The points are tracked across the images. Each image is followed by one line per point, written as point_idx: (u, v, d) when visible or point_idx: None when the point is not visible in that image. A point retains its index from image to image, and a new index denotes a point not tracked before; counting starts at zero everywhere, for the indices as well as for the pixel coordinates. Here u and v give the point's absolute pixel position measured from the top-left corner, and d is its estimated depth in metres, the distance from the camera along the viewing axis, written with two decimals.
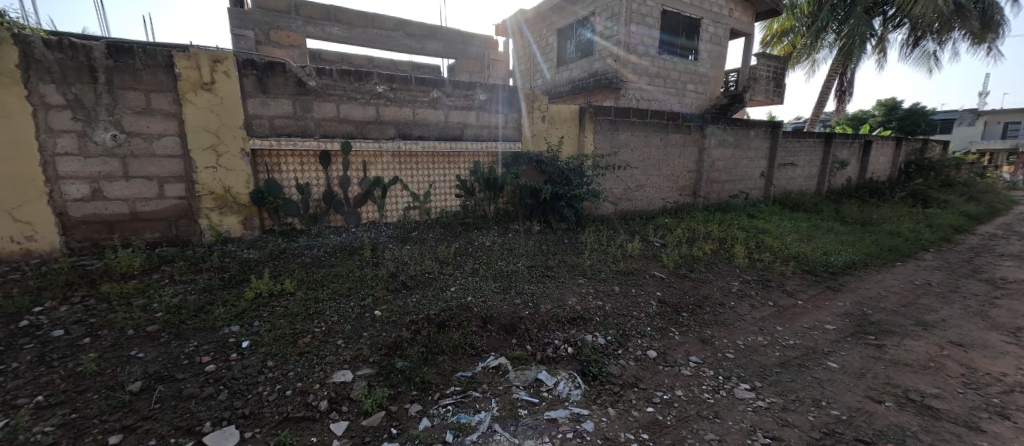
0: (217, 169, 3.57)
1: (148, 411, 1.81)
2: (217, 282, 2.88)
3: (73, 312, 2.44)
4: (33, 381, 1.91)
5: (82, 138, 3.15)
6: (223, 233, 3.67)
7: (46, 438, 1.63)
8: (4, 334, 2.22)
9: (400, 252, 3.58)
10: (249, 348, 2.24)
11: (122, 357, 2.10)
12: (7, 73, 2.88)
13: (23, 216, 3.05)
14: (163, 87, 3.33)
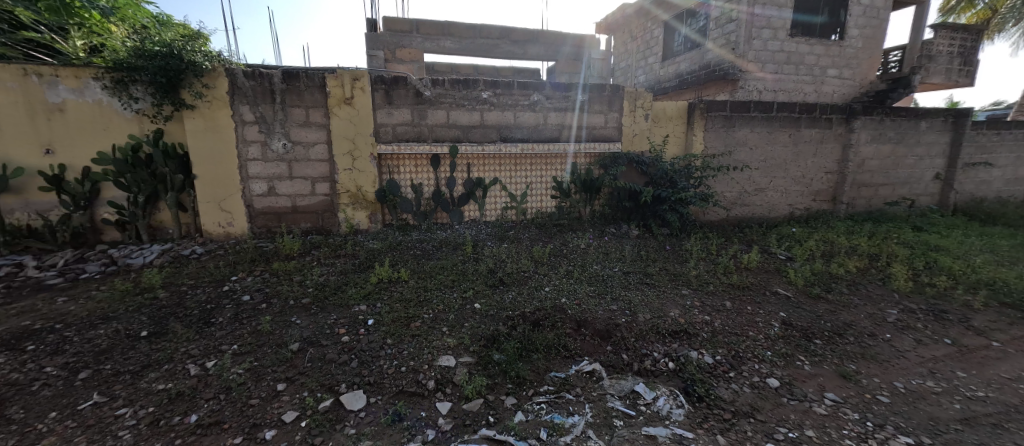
0: (352, 170, 4.18)
1: (302, 368, 2.21)
2: (350, 267, 3.39)
3: (253, 283, 3.12)
4: (232, 333, 2.50)
5: (264, 146, 3.99)
6: (355, 226, 4.31)
7: (238, 378, 2.11)
8: (215, 295, 2.95)
9: (498, 249, 3.75)
10: (374, 325, 2.58)
11: (286, 322, 2.61)
12: (221, 99, 3.82)
13: (227, 207, 4.01)
14: (317, 103, 4.01)
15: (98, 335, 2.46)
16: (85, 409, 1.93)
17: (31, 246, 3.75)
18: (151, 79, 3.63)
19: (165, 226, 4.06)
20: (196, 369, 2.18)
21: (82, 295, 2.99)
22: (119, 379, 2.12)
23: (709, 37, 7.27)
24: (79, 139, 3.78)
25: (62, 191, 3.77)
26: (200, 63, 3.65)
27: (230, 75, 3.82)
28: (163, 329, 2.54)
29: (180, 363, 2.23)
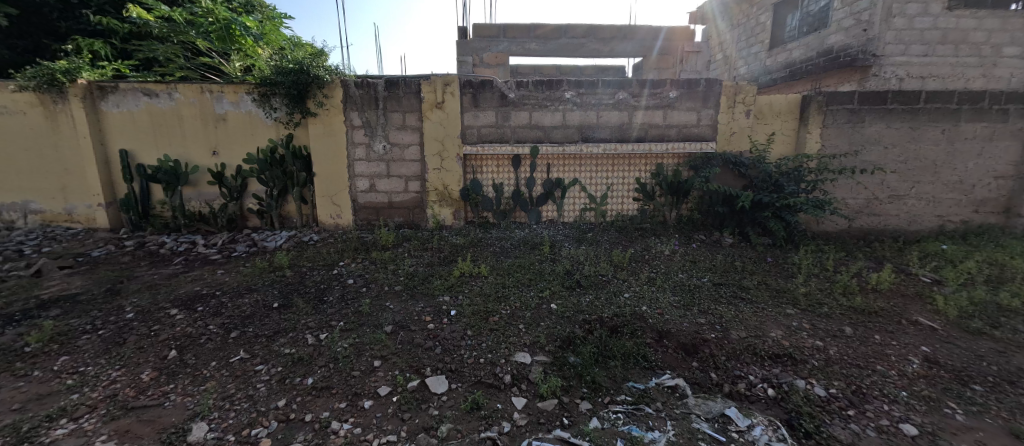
0: (440, 170, 4.45)
1: (394, 348, 2.42)
2: (436, 260, 3.62)
3: (356, 268, 3.50)
4: (340, 311, 2.84)
5: (367, 148, 4.43)
6: (441, 221, 4.57)
7: (344, 350, 2.39)
8: (327, 277, 3.37)
9: (576, 251, 3.68)
10: (456, 316, 2.73)
11: (382, 306, 2.88)
12: (337, 106, 4.33)
13: (337, 201, 4.55)
14: (413, 108, 4.33)
15: (244, 302, 2.99)
16: (234, 362, 2.36)
17: (200, 228, 4.68)
18: (286, 92, 4.25)
19: (291, 216, 4.75)
20: (312, 339, 2.52)
21: (232, 270, 3.65)
22: (257, 341, 2.54)
23: (831, 18, 6.18)
24: (237, 143, 4.59)
25: (222, 184, 4.65)
26: (322, 76, 4.18)
27: (344, 85, 4.31)
28: (288, 302, 2.98)
29: (301, 333, 2.59)
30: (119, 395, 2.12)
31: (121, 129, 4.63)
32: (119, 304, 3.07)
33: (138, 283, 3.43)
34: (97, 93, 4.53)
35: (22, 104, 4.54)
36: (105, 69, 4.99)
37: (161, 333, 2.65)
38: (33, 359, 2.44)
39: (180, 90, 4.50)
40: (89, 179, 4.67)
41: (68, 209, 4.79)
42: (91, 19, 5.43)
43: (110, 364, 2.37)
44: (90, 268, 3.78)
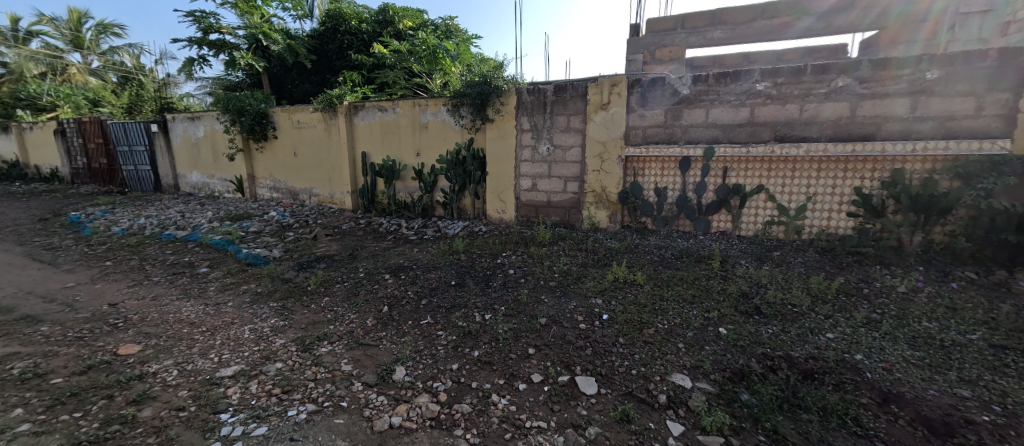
0: (600, 172, 4.38)
1: (547, 340, 2.51)
2: (590, 261, 3.59)
3: (516, 261, 3.76)
4: (501, 297, 3.09)
5: (532, 150, 4.68)
6: (596, 224, 4.50)
7: (504, 333, 2.60)
8: (493, 265, 3.72)
9: (757, 271, 3.13)
10: (608, 320, 2.66)
11: (537, 298, 3.02)
12: (509, 113, 4.71)
13: (503, 197, 4.97)
14: (578, 111, 4.37)
15: (431, 277, 3.55)
16: (423, 324, 2.83)
17: (405, 214, 5.74)
18: (472, 102, 4.84)
19: (466, 209, 5.39)
20: (479, 317, 2.83)
21: (425, 249, 4.38)
22: (440, 310, 3.00)
23: None
24: (433, 146, 5.46)
25: (421, 180, 5.58)
26: (501, 86, 4.60)
27: (518, 93, 4.66)
28: (463, 282, 3.41)
29: (472, 310, 2.94)
30: (354, 333, 2.80)
31: (363, 138, 6.05)
32: (355, 266, 4.05)
33: (367, 251, 4.45)
34: (352, 111, 6.06)
35: (315, 121, 6.48)
36: (359, 93, 6.79)
37: (379, 291, 3.40)
38: (310, 296, 3.45)
39: (400, 105, 5.59)
40: (343, 174, 6.29)
41: (331, 194, 6.57)
42: (353, 58, 7.77)
43: (350, 309, 3.17)
44: (340, 237, 5.11)
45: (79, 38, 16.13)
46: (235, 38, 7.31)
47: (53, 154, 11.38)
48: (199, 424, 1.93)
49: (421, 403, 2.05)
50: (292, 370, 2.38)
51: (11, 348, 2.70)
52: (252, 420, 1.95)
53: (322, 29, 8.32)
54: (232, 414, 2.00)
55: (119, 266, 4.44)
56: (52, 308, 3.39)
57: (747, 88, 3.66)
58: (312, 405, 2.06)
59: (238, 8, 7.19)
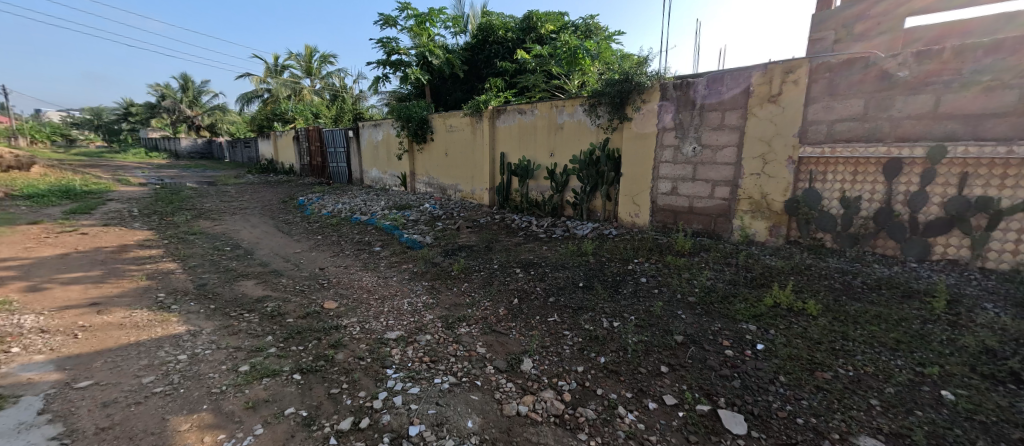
0: (761, 176, 3.80)
1: (683, 360, 2.30)
2: (741, 279, 3.16)
3: (650, 269, 3.53)
4: (631, 305, 2.95)
5: (676, 150, 4.34)
6: (750, 236, 3.92)
7: (634, 344, 2.47)
8: (623, 270, 3.57)
9: (1013, 323, 2.28)
10: (763, 352, 2.30)
11: (673, 313, 2.79)
12: (652, 110, 4.44)
13: (637, 201, 4.72)
14: (737, 105, 3.88)
15: (560, 276, 3.58)
16: (549, 321, 2.88)
17: (536, 212, 5.91)
18: (610, 101, 4.73)
19: (597, 210, 5.27)
20: (606, 323, 2.74)
21: (554, 247, 4.45)
22: (567, 310, 3.01)
23: None
24: (567, 147, 5.51)
25: (553, 180, 5.68)
26: (643, 83, 4.40)
27: (663, 88, 4.37)
28: (591, 285, 3.36)
29: (599, 315, 2.87)
30: (487, 319, 3.00)
31: (503, 139, 6.46)
32: (492, 257, 4.34)
33: (502, 245, 4.73)
34: (495, 115, 6.51)
35: (464, 125, 7.18)
36: (501, 98, 7.35)
37: (511, 283, 3.59)
38: (453, 280, 3.84)
39: (538, 107, 5.78)
40: (483, 172, 6.82)
41: (472, 190, 7.19)
42: (500, 66, 8.40)
43: (485, 296, 3.42)
44: (479, 230, 5.54)
45: (310, 67, 20.96)
46: (408, 57, 8.55)
47: (290, 154, 15.14)
48: (373, 374, 2.33)
49: (547, 398, 2.08)
50: (438, 343, 2.67)
51: (266, 291, 3.70)
52: (409, 380, 2.26)
53: (474, 41, 9.15)
54: (395, 371, 2.35)
55: (325, 240, 5.66)
56: (287, 265, 4.53)
57: (1014, 65, 2.70)
58: (453, 377, 2.28)
59: (412, 31, 8.37)
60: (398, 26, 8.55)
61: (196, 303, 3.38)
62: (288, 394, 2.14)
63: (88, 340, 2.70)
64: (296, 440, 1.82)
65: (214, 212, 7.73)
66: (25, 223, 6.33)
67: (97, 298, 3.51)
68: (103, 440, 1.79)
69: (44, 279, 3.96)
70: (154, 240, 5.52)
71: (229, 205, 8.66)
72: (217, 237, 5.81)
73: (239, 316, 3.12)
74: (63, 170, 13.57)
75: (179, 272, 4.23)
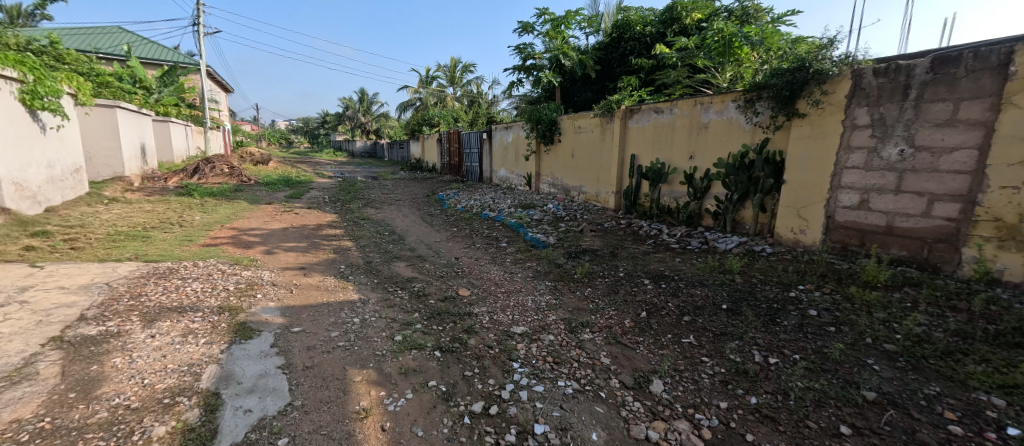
0: (1021, 190, 2.77)
1: (876, 425, 1.87)
2: (975, 332, 2.40)
3: (821, 299, 2.96)
4: (794, 341, 2.52)
5: (871, 153, 3.46)
6: (993, 273, 2.93)
7: (800, 390, 2.10)
8: (782, 297, 3.07)
9: None
10: (1017, 440, 1.72)
11: (860, 360, 2.29)
12: (837, 104, 3.65)
13: (805, 214, 3.96)
14: (982, 93, 2.92)
15: (696, 293, 3.26)
16: (685, 343, 2.65)
17: (667, 219, 5.48)
18: (776, 95, 4.10)
19: (744, 222, 4.63)
20: (760, 358, 2.40)
21: (689, 260, 4.07)
22: (706, 333, 2.72)
23: None
24: (713, 149, 4.97)
25: (691, 185, 5.19)
26: (826, 70, 3.66)
27: (856, 75, 3.53)
28: (738, 309, 2.97)
29: (749, 346, 2.52)
30: (612, 329, 2.90)
31: (635, 140, 6.17)
32: (617, 264, 4.18)
33: (628, 252, 4.52)
34: (628, 114, 6.26)
35: (593, 126, 7.08)
36: (635, 96, 7.05)
37: (638, 294, 3.40)
38: (577, 283, 3.82)
39: (679, 105, 5.36)
40: (611, 174, 6.63)
41: (597, 193, 7.04)
42: (635, 62, 8.06)
43: (609, 304, 3.31)
44: (603, 234, 5.40)
45: (453, 76, 23.23)
46: (542, 60, 8.78)
47: (434, 154, 17.03)
48: (501, 364, 2.46)
49: (682, 429, 1.92)
50: (560, 345, 2.69)
51: (414, 273, 4.22)
52: (534, 376, 2.32)
53: (607, 40, 8.95)
54: (520, 365, 2.45)
55: (460, 232, 6.21)
56: (430, 252, 5.10)
57: None
58: (576, 383, 2.27)
59: (547, 35, 8.59)
60: (534, 32, 8.86)
61: (363, 276, 4.05)
62: (431, 367, 2.40)
63: (298, 296, 3.46)
64: (437, 411, 2.02)
65: (377, 202, 9.15)
66: (260, 203, 8.44)
67: (304, 263, 4.49)
68: (307, 375, 2.27)
69: (273, 245, 5.23)
70: (337, 222, 6.80)
71: (388, 196, 10.15)
72: (379, 223, 6.87)
73: (394, 292, 3.64)
74: (282, 164, 17.67)
75: (353, 249, 5.12)
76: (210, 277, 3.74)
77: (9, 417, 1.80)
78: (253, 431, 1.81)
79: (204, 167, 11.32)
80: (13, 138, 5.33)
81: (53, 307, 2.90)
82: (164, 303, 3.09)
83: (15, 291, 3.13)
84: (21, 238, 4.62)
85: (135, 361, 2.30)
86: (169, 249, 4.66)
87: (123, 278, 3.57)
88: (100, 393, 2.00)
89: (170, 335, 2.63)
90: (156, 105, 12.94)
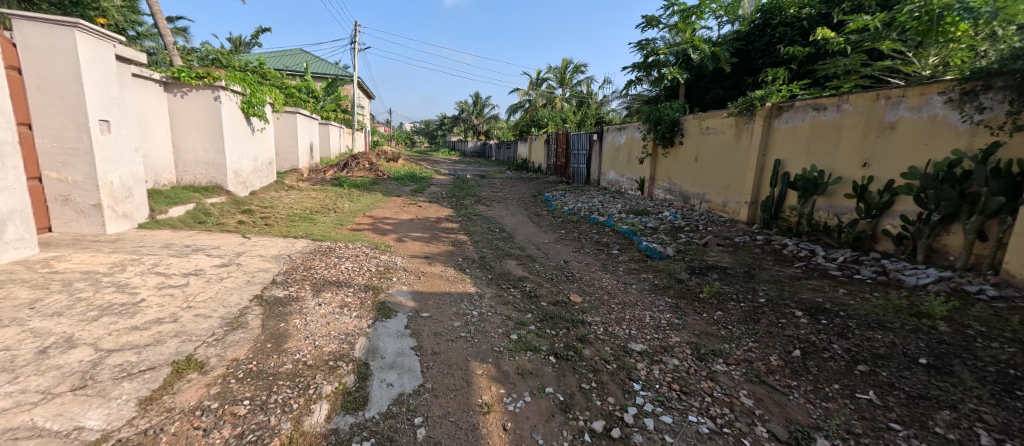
0: None
1: None
2: None
3: None
4: None
5: None
6: None
7: None
8: (1020, 361, 2.32)
9: None
10: None
11: None
12: None
13: None
14: None
15: (875, 338, 2.68)
16: (862, 399, 2.19)
17: (822, 238, 4.62)
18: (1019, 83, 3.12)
19: (948, 251, 3.63)
20: (989, 441, 1.85)
21: (858, 293, 3.36)
22: (895, 393, 2.21)
23: None
24: (902, 155, 3.99)
25: (862, 199, 4.26)
26: None
27: None
28: (946, 367, 2.34)
29: (969, 421, 1.97)
30: (753, 364, 2.57)
31: (783, 143, 5.35)
32: (755, 287, 3.68)
33: (768, 274, 3.94)
34: (775, 113, 5.45)
35: (726, 126, 6.35)
36: (783, 91, 6.10)
37: (787, 328, 2.94)
38: (703, 304, 3.49)
39: (852, 101, 4.47)
40: (745, 181, 5.86)
41: (724, 202, 6.31)
42: (783, 52, 7.02)
43: (747, 334, 2.94)
44: (733, 250, 4.80)
45: (564, 77, 23.24)
46: (667, 56, 8.17)
47: (541, 155, 17.27)
48: (621, 383, 2.37)
49: None
50: (689, 373, 2.49)
51: (525, 272, 4.34)
52: (659, 404, 2.18)
53: (747, 29, 7.98)
54: (642, 387, 2.33)
55: (569, 235, 6.17)
56: (539, 253, 5.18)
57: None
58: (711, 422, 2.06)
59: (675, 27, 7.99)
60: (660, 25, 8.32)
61: (478, 271, 4.31)
62: (547, 373, 2.44)
63: (424, 283, 3.85)
64: (555, 421, 2.03)
65: (489, 200, 9.64)
66: (392, 196, 9.63)
67: (428, 252, 4.97)
68: (435, 360, 2.50)
69: (402, 234, 5.92)
70: (454, 217, 7.36)
71: (497, 194, 10.63)
72: (490, 220, 7.23)
73: (507, 290, 3.79)
74: (411, 162, 19.86)
75: (468, 243, 5.49)
76: (358, 258, 4.40)
77: (231, 355, 2.37)
78: (394, 405, 2.07)
79: (352, 163, 13.33)
80: (235, 139, 7.02)
81: (255, 270, 3.75)
82: (325, 277, 3.73)
83: (234, 255, 4.12)
84: (235, 214, 6.07)
85: (309, 324, 2.82)
86: (328, 231, 5.64)
87: (298, 252, 4.43)
88: (287, 347, 2.51)
89: (331, 305, 3.17)
90: (322, 111, 15.71)
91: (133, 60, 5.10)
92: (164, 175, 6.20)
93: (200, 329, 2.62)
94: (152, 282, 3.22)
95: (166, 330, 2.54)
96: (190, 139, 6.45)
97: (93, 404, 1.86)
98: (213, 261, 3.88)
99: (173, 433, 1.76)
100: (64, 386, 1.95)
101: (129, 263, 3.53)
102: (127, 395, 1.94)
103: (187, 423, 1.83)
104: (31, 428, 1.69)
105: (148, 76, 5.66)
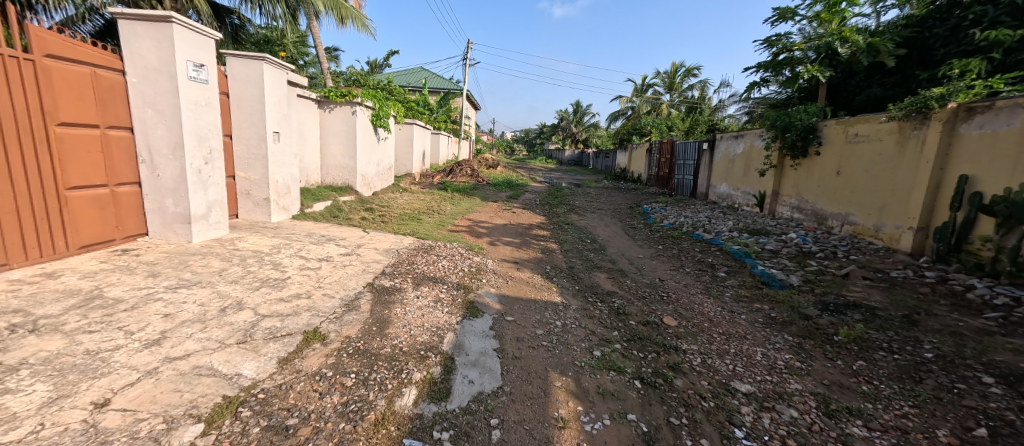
0: None
1: None
2: None
3: None
4: None
5: None
6: None
7: None
8: None
9: None
10: None
11: None
12: None
13: None
14: None
15: None
16: None
17: None
18: None
19: None
20: None
21: None
22: None
23: None
24: None
25: None
26: None
27: None
28: None
29: None
30: (908, 435, 2.16)
31: (971, 152, 4.30)
32: (917, 337, 3.07)
33: (939, 322, 3.24)
34: (962, 115, 4.43)
35: (885, 133, 5.35)
36: (977, 88, 4.98)
37: (967, 397, 2.40)
38: (839, 349, 3.04)
39: None
40: (911, 201, 4.83)
41: (877, 226, 5.32)
42: (977, 37, 5.87)
43: (901, 395, 2.48)
44: (887, 286, 4.04)
45: (672, 82, 22.02)
46: (805, 51, 7.36)
47: (641, 164, 16.56)
48: (718, 424, 2.18)
49: None
50: (812, 430, 2.17)
51: (614, 287, 4.21)
52: None
53: (922, 12, 6.78)
54: (746, 436, 2.11)
55: (666, 251, 5.84)
56: (631, 268, 4.99)
57: None
58: None
59: (818, 18, 7.04)
60: (794, 18, 7.46)
61: (565, 281, 4.30)
62: (632, 398, 2.34)
63: (512, 287, 3.96)
64: None
65: (582, 209, 9.57)
66: (489, 201, 10.11)
67: (519, 258, 5.11)
68: (515, 365, 2.56)
69: (495, 237, 6.17)
70: (546, 224, 7.43)
71: (591, 204, 10.49)
72: (582, 229, 7.16)
73: (594, 304, 3.71)
74: (508, 169, 20.59)
75: (558, 252, 5.51)
76: (453, 257, 4.70)
77: (345, 332, 2.72)
78: (474, 402, 2.17)
79: (457, 169, 14.16)
80: (365, 144, 8.01)
81: (369, 261, 4.23)
82: (426, 272, 4.07)
83: (355, 246, 4.70)
84: (360, 211, 6.90)
85: (408, 314, 3.10)
86: (431, 230, 6.13)
87: (404, 248, 4.89)
88: (388, 332, 2.79)
89: (427, 299, 3.44)
90: (435, 121, 17.05)
91: (298, 84, 6.13)
92: (314, 176, 7.33)
93: (325, 306, 3.04)
94: (296, 264, 3.83)
95: (302, 304, 3.00)
96: (329, 138, 7.49)
97: (249, 357, 2.28)
98: (340, 250, 4.47)
99: (298, 391, 2.07)
100: (233, 339, 2.42)
101: (283, 247, 4.25)
102: (272, 354, 2.34)
103: (308, 385, 2.14)
104: (209, 368, 2.13)
105: (308, 96, 6.80)
